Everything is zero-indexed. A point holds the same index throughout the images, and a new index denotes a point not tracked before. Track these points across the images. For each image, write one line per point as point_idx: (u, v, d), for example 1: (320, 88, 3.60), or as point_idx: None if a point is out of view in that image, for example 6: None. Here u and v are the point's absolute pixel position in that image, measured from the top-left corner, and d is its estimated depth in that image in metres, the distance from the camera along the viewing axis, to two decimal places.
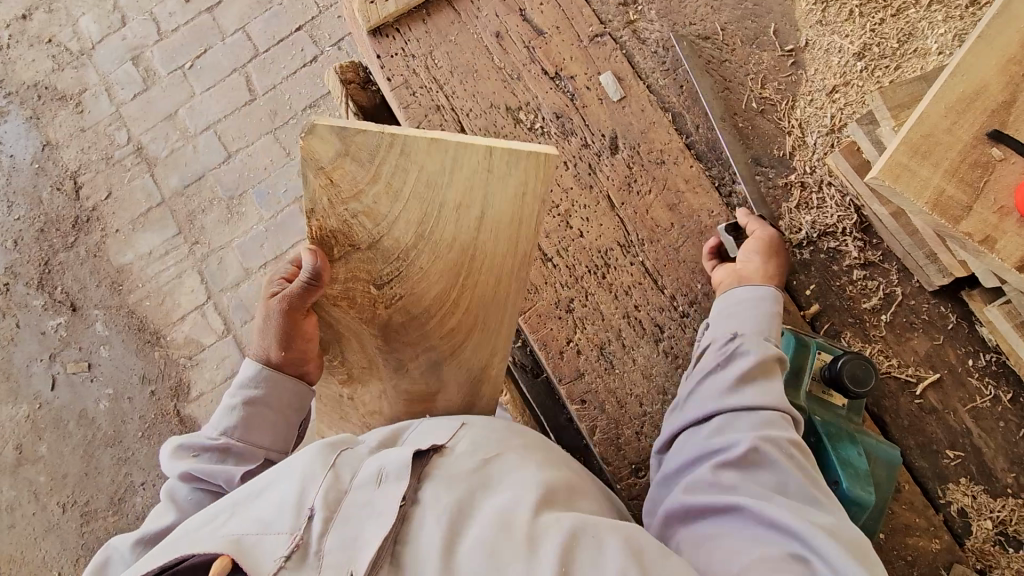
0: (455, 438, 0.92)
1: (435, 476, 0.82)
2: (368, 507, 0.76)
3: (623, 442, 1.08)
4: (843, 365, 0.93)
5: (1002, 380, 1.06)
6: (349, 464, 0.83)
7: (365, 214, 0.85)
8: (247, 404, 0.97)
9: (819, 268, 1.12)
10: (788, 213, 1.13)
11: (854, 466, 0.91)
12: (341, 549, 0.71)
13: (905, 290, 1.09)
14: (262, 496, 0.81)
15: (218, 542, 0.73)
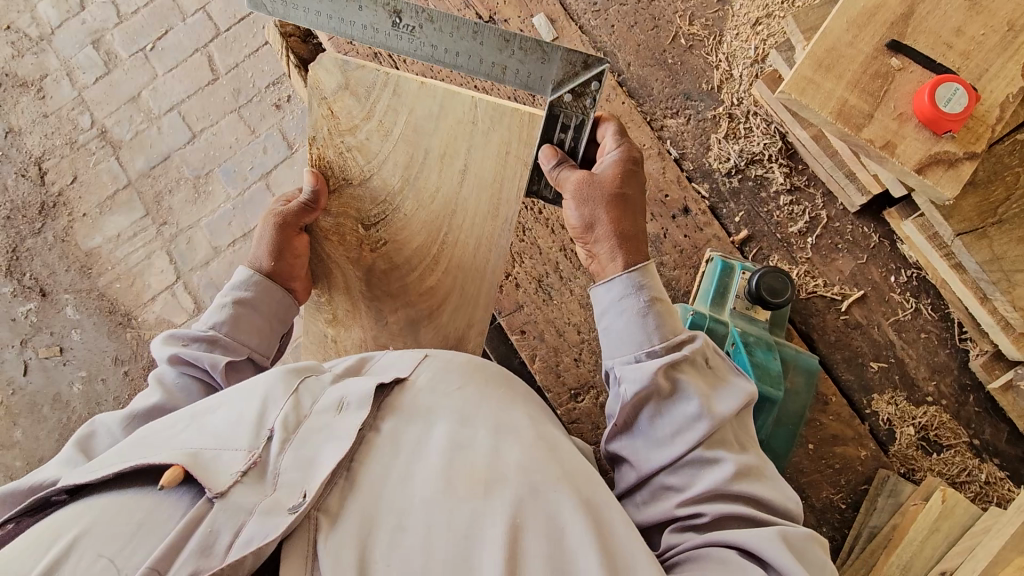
0: (417, 367, 0.77)
1: (398, 409, 0.71)
2: (324, 433, 0.67)
3: (563, 369, 1.11)
4: (760, 277, 0.96)
5: (924, 294, 1.10)
6: (313, 392, 0.71)
7: (358, 149, 0.98)
8: (239, 303, 0.92)
9: (747, 196, 1.15)
10: (717, 144, 1.17)
11: (765, 368, 0.93)
12: (297, 470, 0.63)
13: (830, 212, 1.13)
14: (222, 408, 0.70)
15: (170, 451, 0.61)
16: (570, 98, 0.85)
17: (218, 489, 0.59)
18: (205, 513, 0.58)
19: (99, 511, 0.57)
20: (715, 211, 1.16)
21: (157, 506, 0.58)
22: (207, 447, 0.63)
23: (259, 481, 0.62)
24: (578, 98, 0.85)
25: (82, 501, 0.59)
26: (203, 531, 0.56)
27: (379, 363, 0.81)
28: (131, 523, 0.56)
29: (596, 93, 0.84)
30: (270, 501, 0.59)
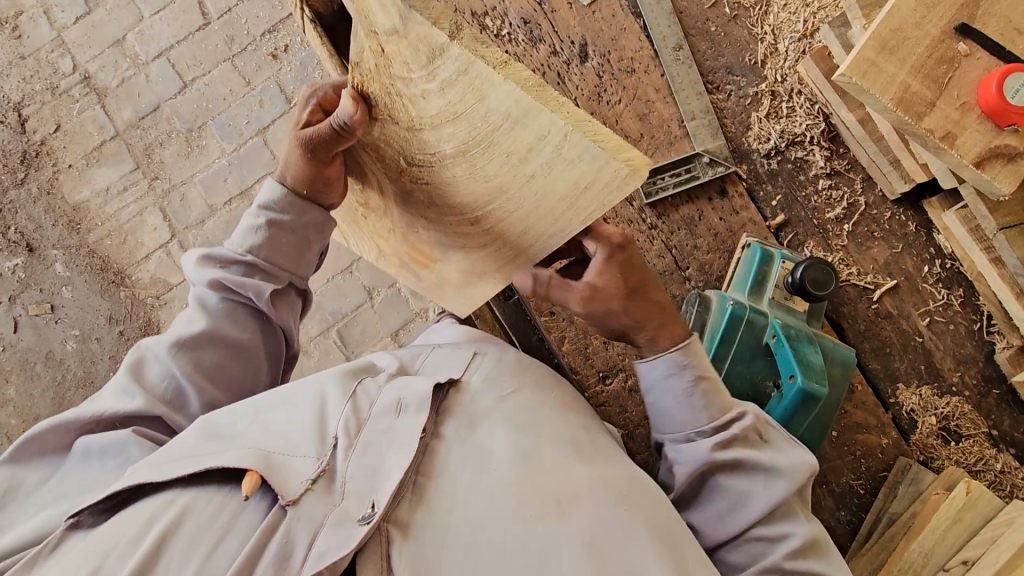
0: (468, 367, 0.84)
1: (455, 412, 0.77)
2: (388, 436, 0.71)
3: (591, 351, 1.10)
4: (804, 270, 0.95)
5: (956, 285, 1.09)
6: (370, 395, 0.77)
7: (409, 98, 0.66)
8: (270, 224, 0.86)
9: (786, 178, 1.12)
10: (758, 123, 1.12)
11: (807, 362, 0.92)
12: (364, 478, 0.67)
13: (869, 199, 1.10)
14: (283, 405, 0.75)
15: (243, 454, 0.66)
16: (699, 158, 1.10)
17: (291, 497, 0.64)
18: (279, 520, 0.63)
19: (180, 514, 0.63)
20: (752, 193, 1.13)
21: (238, 511, 0.64)
22: (277, 451, 0.69)
23: (327, 489, 0.66)
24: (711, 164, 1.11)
25: (159, 498, 0.65)
26: (280, 540, 0.61)
27: (426, 363, 0.88)
28: (215, 529, 0.62)
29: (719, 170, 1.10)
30: (340, 512, 0.64)
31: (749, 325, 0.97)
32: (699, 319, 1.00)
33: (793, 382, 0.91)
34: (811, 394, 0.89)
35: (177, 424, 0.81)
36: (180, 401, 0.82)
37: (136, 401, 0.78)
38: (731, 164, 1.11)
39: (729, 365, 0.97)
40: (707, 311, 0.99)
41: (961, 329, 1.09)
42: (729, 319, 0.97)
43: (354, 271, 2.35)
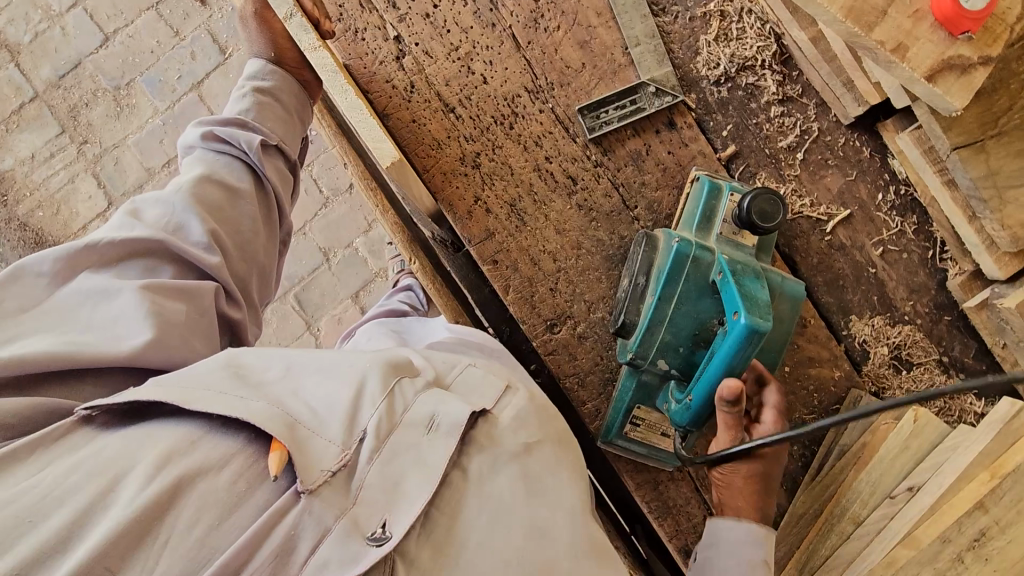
0: (502, 400, 0.78)
1: (482, 444, 0.73)
2: (415, 449, 0.68)
3: (538, 300, 1.05)
4: (750, 200, 0.90)
5: (910, 213, 1.06)
6: (405, 397, 0.71)
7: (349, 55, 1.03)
8: (259, 91, 0.96)
9: (737, 107, 1.06)
10: (706, 47, 1.04)
11: (753, 297, 0.85)
12: (381, 489, 0.65)
13: (822, 125, 1.06)
14: (314, 375, 0.72)
15: (270, 416, 0.64)
16: (651, 90, 1.03)
17: (308, 486, 0.61)
18: (291, 506, 0.61)
19: (199, 459, 0.62)
20: (702, 125, 1.06)
21: (259, 481, 0.63)
22: (302, 422, 0.66)
23: (343, 487, 0.64)
24: (658, 94, 1.03)
25: (190, 425, 0.65)
26: (286, 529, 0.60)
27: (462, 376, 0.80)
28: (232, 497, 0.61)
29: (668, 104, 1.04)
30: (350, 521, 0.62)
31: (695, 261, 0.91)
32: (647, 259, 0.98)
33: (736, 319, 0.83)
34: (752, 331, 0.81)
35: (183, 248, 0.78)
36: (180, 233, 0.80)
37: (134, 231, 0.77)
38: (679, 94, 1.04)
39: (676, 306, 0.92)
40: (653, 252, 0.97)
41: (914, 257, 1.06)
42: (673, 256, 0.92)
43: (306, 232, 2.25)
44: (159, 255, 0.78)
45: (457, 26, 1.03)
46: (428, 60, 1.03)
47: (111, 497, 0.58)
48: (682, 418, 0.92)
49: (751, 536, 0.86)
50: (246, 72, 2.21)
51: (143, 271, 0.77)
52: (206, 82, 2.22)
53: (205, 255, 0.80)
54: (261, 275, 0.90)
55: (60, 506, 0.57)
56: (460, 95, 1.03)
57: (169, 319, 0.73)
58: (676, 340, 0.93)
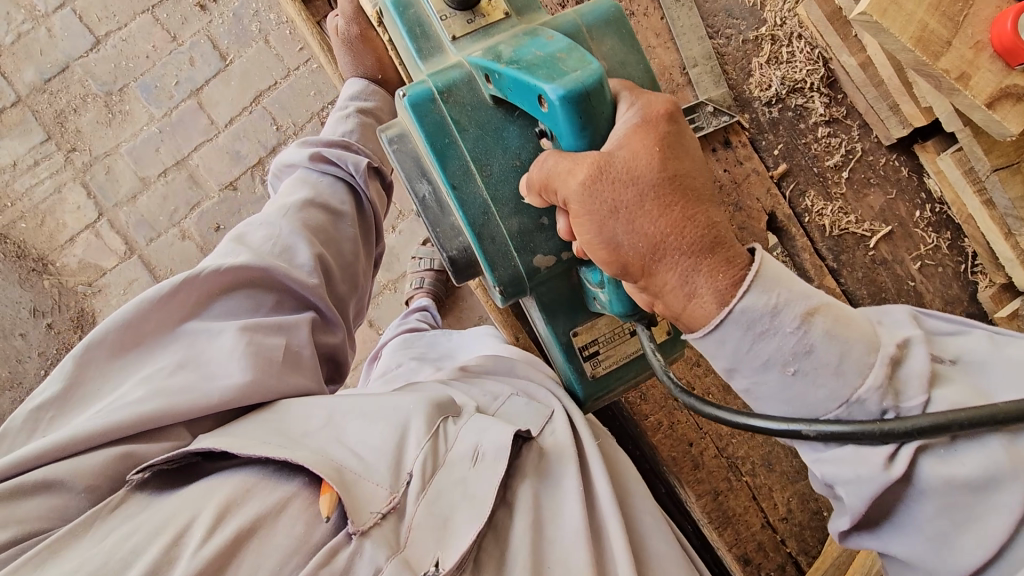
0: (546, 426, 0.86)
1: (526, 470, 0.79)
2: (462, 485, 0.71)
3: None
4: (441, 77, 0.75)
5: (944, 229, 1.12)
6: (448, 436, 0.75)
7: None
8: (363, 111, 1.08)
9: (787, 127, 1.10)
10: (759, 69, 1.08)
11: (536, 63, 0.68)
12: (432, 524, 0.68)
13: (865, 145, 1.11)
14: (360, 419, 0.75)
15: (316, 461, 0.67)
16: (709, 109, 1.06)
17: (360, 527, 0.65)
18: (343, 546, 0.64)
19: (254, 505, 0.65)
20: (754, 143, 1.10)
21: (315, 521, 0.66)
22: (348, 467, 0.69)
23: (395, 530, 0.67)
24: (716, 112, 1.06)
25: (245, 472, 0.68)
26: (344, 561, 0.63)
27: (506, 407, 0.88)
28: (289, 545, 0.64)
29: (726, 122, 1.06)
30: (402, 561, 0.64)
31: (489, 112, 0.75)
32: (415, 152, 0.80)
33: (551, 105, 0.64)
34: (566, 97, 0.62)
35: (286, 271, 0.86)
36: (287, 254, 0.88)
37: (236, 259, 0.84)
38: (734, 113, 1.07)
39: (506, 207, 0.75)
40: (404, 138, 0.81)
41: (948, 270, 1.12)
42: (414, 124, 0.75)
43: None
44: (256, 289, 0.86)
45: None
46: None
47: (178, 549, 0.61)
48: (621, 309, 0.74)
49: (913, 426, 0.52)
50: (248, 79, 2.15)
51: (241, 302, 0.84)
52: (205, 89, 2.15)
53: (308, 277, 0.88)
54: (355, 296, 1.00)
55: (128, 567, 0.60)
56: None
57: (269, 355, 0.80)
58: None
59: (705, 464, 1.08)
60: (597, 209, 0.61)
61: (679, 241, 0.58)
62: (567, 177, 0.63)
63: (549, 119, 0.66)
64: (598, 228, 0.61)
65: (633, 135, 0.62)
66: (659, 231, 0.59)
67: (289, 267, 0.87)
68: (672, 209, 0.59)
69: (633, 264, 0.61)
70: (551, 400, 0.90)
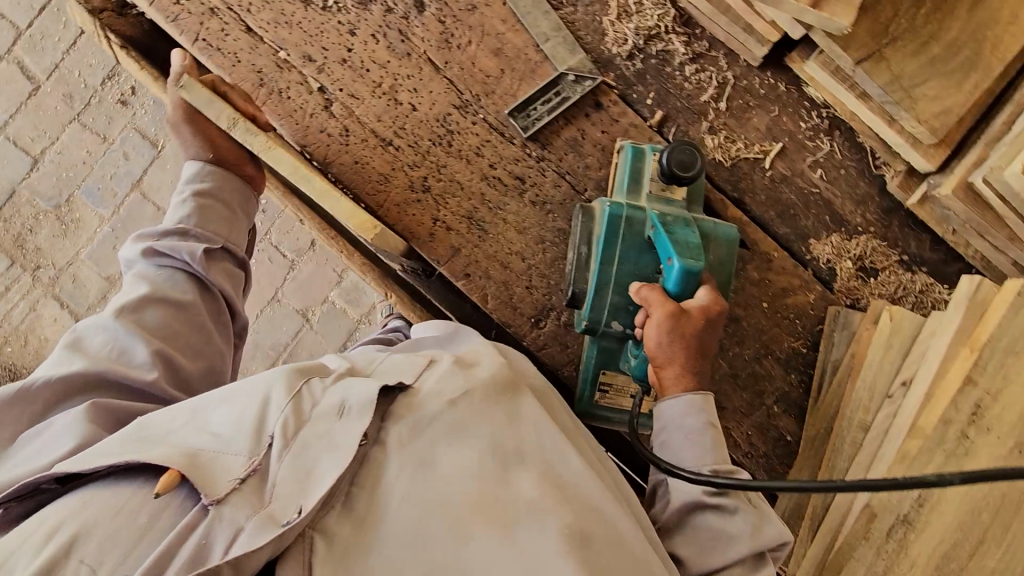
0: (422, 373, 0.86)
1: (399, 415, 0.80)
2: (325, 438, 0.75)
3: (518, 300, 1.07)
4: (668, 155, 0.93)
5: (835, 132, 1.12)
6: (312, 395, 0.79)
7: (311, 116, 1.06)
8: (200, 193, 1.01)
9: (653, 75, 1.11)
10: (612, 27, 1.10)
11: (686, 242, 0.89)
12: (293, 480, 0.71)
13: (736, 72, 1.12)
14: (220, 408, 0.79)
15: (171, 454, 0.71)
16: (571, 79, 1.08)
17: (217, 496, 0.68)
18: (200, 519, 0.68)
19: (100, 507, 0.69)
20: (626, 99, 1.11)
21: (159, 510, 0.69)
22: (207, 449, 0.73)
23: (254, 493, 0.70)
24: (579, 80, 1.08)
25: (87, 490, 0.71)
26: (196, 541, 0.66)
27: (387, 360, 0.90)
28: (134, 528, 0.67)
29: (591, 88, 1.08)
30: (263, 516, 0.67)
31: (628, 221, 0.94)
32: (586, 228, 0.99)
33: (672, 265, 0.87)
34: (688, 274, 0.85)
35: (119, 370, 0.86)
36: (125, 356, 0.87)
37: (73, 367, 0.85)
38: (597, 75, 1.09)
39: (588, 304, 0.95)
40: (590, 219, 0.99)
41: (825, 163, 1.13)
42: (669, 288, 0.87)
43: (279, 300, 2.20)
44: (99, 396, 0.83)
45: (375, 64, 1.07)
46: (355, 103, 1.06)
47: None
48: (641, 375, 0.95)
49: (693, 404, 0.87)
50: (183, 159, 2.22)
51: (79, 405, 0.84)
52: (145, 178, 2.22)
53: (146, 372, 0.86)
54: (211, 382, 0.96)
55: None
56: (393, 127, 1.06)
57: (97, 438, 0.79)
58: (625, 300, 0.95)
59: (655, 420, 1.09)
60: (672, 333, 0.85)
61: (682, 361, 0.87)
62: (653, 301, 0.87)
63: (605, 231, 0.95)
64: (659, 335, 0.86)
65: (664, 317, 0.85)
66: (693, 329, 0.86)
67: (123, 372, 0.86)
68: (671, 320, 0.85)
69: (661, 357, 0.87)
70: (426, 354, 0.90)
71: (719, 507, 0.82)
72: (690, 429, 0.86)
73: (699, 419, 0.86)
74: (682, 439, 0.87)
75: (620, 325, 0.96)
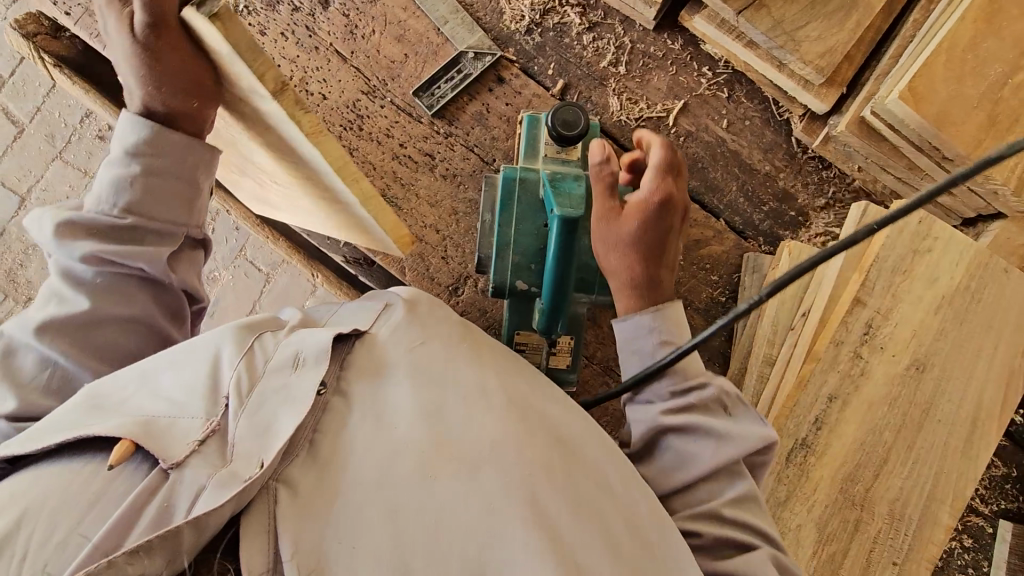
0: (378, 319, 0.78)
1: (355, 362, 0.71)
2: (284, 390, 0.65)
3: (435, 270, 1.12)
4: (553, 115, 0.94)
5: (736, 84, 1.15)
6: (266, 349, 0.70)
7: None
8: (120, 179, 0.75)
9: (553, 46, 1.15)
10: (508, 5, 1.15)
11: (569, 194, 0.90)
12: (253, 435, 0.61)
13: (633, 37, 1.15)
14: (173, 369, 0.68)
15: (123, 421, 0.60)
16: (471, 56, 1.13)
17: (174, 459, 0.58)
18: (160, 483, 0.57)
19: (47, 487, 0.56)
20: (528, 72, 1.16)
21: (112, 477, 0.57)
22: (161, 415, 0.62)
23: (216, 451, 0.60)
24: (479, 57, 1.13)
25: (36, 468, 0.59)
26: (160, 499, 0.55)
27: (336, 315, 0.82)
28: (86, 496, 0.56)
29: (491, 65, 1.14)
30: (226, 472, 0.57)
31: (522, 183, 0.96)
32: (490, 196, 1.02)
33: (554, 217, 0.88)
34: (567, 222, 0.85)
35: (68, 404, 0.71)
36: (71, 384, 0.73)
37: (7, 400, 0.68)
38: (496, 51, 1.13)
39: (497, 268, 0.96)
40: (492, 188, 1.01)
41: (728, 116, 1.15)
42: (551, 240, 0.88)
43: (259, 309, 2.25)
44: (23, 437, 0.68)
45: (286, 60, 1.13)
46: None
47: None
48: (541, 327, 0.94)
49: (650, 320, 0.82)
50: None
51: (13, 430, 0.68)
52: None
53: None
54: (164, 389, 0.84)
55: None
56: None
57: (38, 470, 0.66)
58: (527, 259, 0.96)
59: (581, 377, 1.11)
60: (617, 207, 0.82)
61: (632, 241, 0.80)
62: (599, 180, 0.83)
63: (501, 195, 0.96)
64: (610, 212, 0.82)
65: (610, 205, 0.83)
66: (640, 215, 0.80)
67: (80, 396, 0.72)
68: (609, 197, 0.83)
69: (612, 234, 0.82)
70: (386, 296, 0.83)
71: (681, 427, 0.77)
72: (650, 347, 0.82)
73: (653, 333, 0.82)
74: (643, 361, 0.82)
75: (525, 284, 0.96)
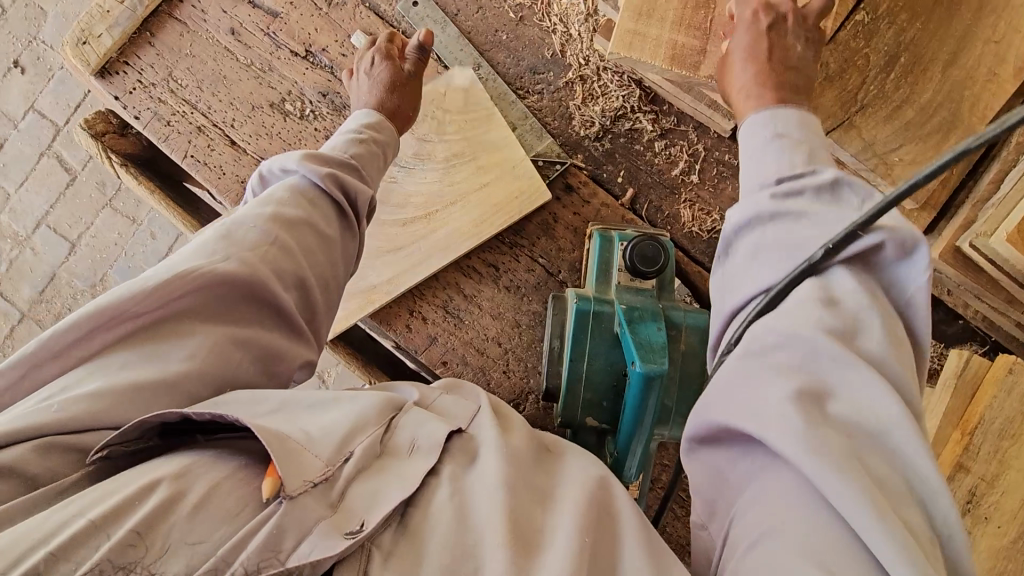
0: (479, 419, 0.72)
1: (456, 449, 0.67)
2: (397, 470, 0.62)
3: (495, 386, 1.08)
4: (634, 246, 0.93)
5: None
6: (406, 425, 0.67)
7: None
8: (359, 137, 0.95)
9: (623, 153, 1.12)
10: (578, 111, 1.12)
11: (648, 343, 0.86)
12: (363, 499, 0.58)
13: (707, 144, 1.10)
14: (308, 406, 0.65)
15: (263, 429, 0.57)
16: (540, 165, 1.11)
17: (292, 492, 0.54)
18: (271, 514, 0.53)
19: (203, 483, 0.54)
20: (596, 178, 1.13)
21: (248, 500, 0.55)
22: (295, 436, 0.59)
23: (325, 499, 0.56)
24: (547, 166, 1.11)
25: (187, 455, 0.58)
26: (268, 532, 0.52)
27: (442, 399, 0.75)
28: (226, 511, 0.53)
29: (559, 172, 1.11)
30: (331, 520, 0.55)
31: (596, 318, 0.92)
32: (558, 320, 0.98)
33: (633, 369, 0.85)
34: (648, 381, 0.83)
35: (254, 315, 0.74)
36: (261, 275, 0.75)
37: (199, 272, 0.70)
38: (565, 159, 1.11)
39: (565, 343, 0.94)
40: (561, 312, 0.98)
41: None
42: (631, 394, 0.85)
43: None
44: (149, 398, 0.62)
45: None
46: None
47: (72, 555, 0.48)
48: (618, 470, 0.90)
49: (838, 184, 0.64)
50: None
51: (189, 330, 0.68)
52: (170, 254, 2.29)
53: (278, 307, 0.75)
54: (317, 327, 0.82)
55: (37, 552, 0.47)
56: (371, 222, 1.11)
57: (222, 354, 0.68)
58: (598, 396, 0.92)
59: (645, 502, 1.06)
60: None
61: None
62: None
63: (573, 328, 0.92)
64: None
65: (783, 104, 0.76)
66: None
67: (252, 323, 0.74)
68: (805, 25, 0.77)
69: None
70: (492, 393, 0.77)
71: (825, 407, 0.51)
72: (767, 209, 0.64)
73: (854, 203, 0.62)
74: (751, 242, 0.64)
75: (595, 420, 0.93)
